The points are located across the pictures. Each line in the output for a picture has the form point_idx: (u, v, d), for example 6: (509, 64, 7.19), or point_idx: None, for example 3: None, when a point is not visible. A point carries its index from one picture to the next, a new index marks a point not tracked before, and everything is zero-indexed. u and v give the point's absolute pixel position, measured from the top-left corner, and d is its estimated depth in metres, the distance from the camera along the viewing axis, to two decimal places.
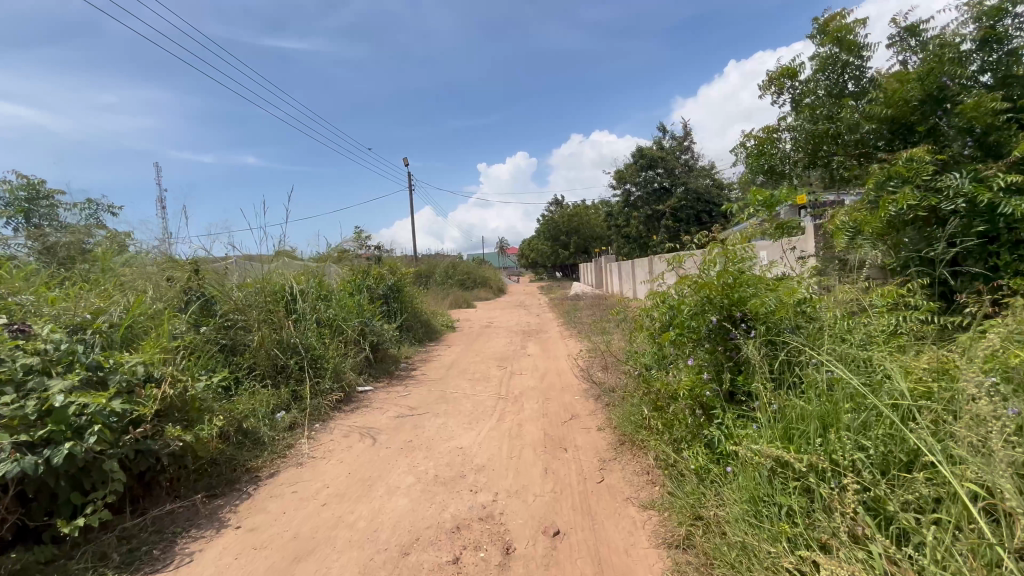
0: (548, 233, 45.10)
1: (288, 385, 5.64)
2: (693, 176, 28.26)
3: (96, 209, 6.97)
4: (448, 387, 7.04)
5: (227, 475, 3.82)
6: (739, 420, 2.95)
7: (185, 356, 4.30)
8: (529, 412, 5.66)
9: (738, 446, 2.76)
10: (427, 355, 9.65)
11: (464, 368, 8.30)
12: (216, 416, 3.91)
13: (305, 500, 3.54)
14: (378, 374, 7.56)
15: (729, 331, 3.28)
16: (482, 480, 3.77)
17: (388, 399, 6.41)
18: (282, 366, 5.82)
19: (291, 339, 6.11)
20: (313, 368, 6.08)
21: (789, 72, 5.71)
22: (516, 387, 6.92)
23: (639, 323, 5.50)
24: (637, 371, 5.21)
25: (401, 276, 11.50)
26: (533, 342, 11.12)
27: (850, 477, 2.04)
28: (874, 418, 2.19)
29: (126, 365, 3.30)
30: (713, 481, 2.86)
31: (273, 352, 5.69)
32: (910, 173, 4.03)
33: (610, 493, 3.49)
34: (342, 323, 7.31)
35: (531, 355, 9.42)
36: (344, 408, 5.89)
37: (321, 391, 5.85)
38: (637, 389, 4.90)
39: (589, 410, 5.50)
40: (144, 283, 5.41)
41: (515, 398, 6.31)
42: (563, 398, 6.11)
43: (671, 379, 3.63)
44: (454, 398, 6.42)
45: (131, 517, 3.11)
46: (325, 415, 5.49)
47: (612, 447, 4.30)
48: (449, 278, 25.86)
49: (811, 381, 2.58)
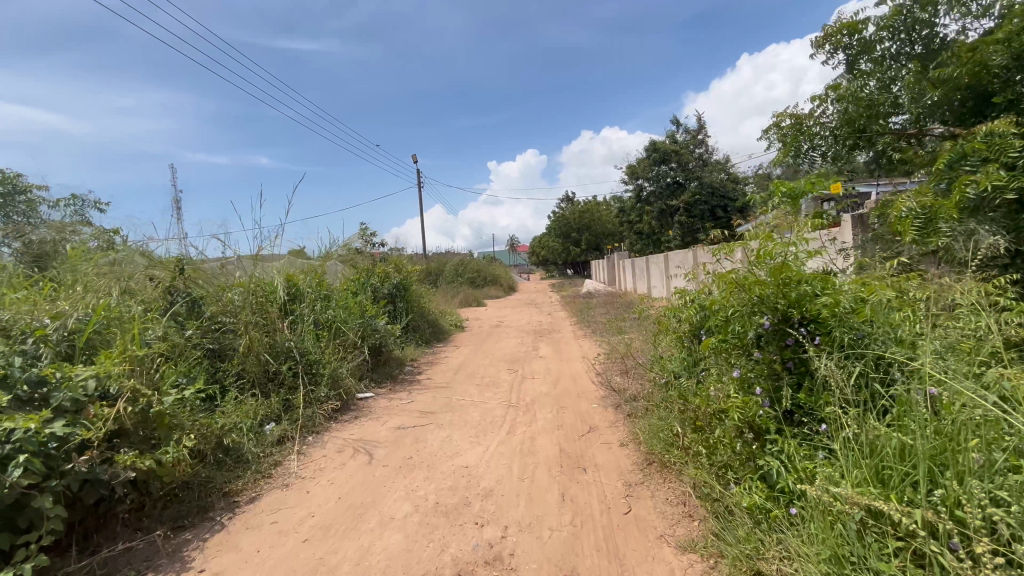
0: (559, 230, 44.44)
1: (280, 393, 5.19)
2: (709, 170, 27.42)
3: (81, 206, 6.59)
4: (455, 394, 6.54)
5: (199, 502, 3.36)
6: (804, 448, 2.41)
7: (156, 366, 3.85)
8: (542, 423, 5.14)
9: (808, 485, 2.21)
10: (434, 357, 9.18)
11: (472, 372, 7.80)
12: (188, 434, 3.45)
13: (285, 535, 3.06)
14: (380, 379, 7.09)
15: (786, 336, 2.74)
16: (489, 510, 3.26)
17: (389, 407, 5.93)
18: (273, 372, 5.37)
19: (286, 343, 5.68)
20: (308, 374, 5.63)
21: (853, 24, 5.11)
22: (528, 393, 6.40)
23: (665, 325, 4.95)
24: (663, 379, 4.66)
25: (408, 274, 11.03)
26: (546, 343, 10.60)
27: (990, 546, 1.48)
28: (1014, 462, 1.62)
29: (74, 379, 2.84)
30: (773, 525, 2.31)
31: (265, 358, 5.25)
32: (992, 150, 3.43)
33: (640, 529, 2.96)
34: (342, 324, 6.86)
35: (543, 357, 8.90)
36: (341, 418, 5.42)
37: (316, 399, 5.40)
38: (665, 400, 4.34)
39: (609, 421, 4.96)
40: (122, 284, 4.98)
41: (527, 406, 5.80)
42: (579, 407, 5.58)
43: (713, 394, 3.09)
44: (461, 405, 5.92)
45: (77, 559, 2.66)
46: (319, 426, 5.02)
47: (639, 468, 3.76)
48: (459, 277, 25.40)
49: (904, 405, 2.03)
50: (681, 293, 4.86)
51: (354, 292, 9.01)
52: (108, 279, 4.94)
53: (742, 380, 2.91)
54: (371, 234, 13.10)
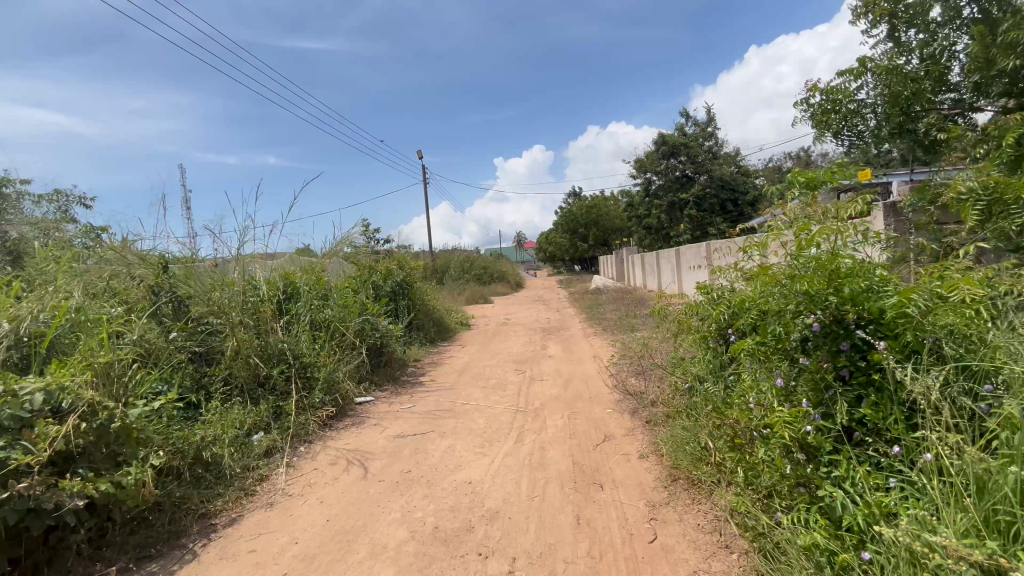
0: (566, 225, 43.87)
1: (271, 399, 4.84)
2: (720, 162, 26.76)
3: (66, 202, 6.29)
4: (459, 397, 6.15)
5: (171, 527, 3.02)
6: (875, 477, 2.00)
7: (128, 374, 3.52)
8: (553, 430, 4.76)
9: (886, 526, 1.80)
10: (438, 357, 8.80)
11: (478, 373, 7.41)
12: (158, 451, 3.11)
13: (263, 568, 2.70)
14: (381, 382, 6.73)
15: (839, 340, 2.29)
16: (494, 538, 2.88)
17: (388, 412, 5.56)
18: (264, 377, 5.03)
19: (279, 344, 5.34)
20: (302, 378, 5.28)
21: None
22: (536, 397, 6.00)
23: (687, 324, 4.53)
24: (686, 384, 4.24)
25: (411, 271, 10.66)
26: (554, 342, 10.21)
27: None
28: None
29: (18, 395, 2.51)
30: (841, 571, 1.91)
31: (255, 361, 4.90)
32: None
33: (669, 562, 2.56)
34: (340, 323, 6.50)
35: (552, 357, 8.51)
36: (337, 425, 5.07)
37: (310, 405, 5.05)
38: (692, 406, 3.93)
39: (625, 429, 4.56)
40: (101, 284, 4.66)
41: (535, 411, 5.41)
42: (591, 413, 5.18)
43: (752, 407, 2.68)
44: (465, 410, 5.55)
45: None
46: (312, 436, 4.66)
47: (664, 486, 3.35)
48: (465, 274, 25.04)
49: (1016, 430, 1.62)
50: (703, 289, 4.44)
51: (354, 291, 8.65)
52: (87, 278, 4.60)
53: (786, 391, 2.48)
54: (373, 231, 12.72)
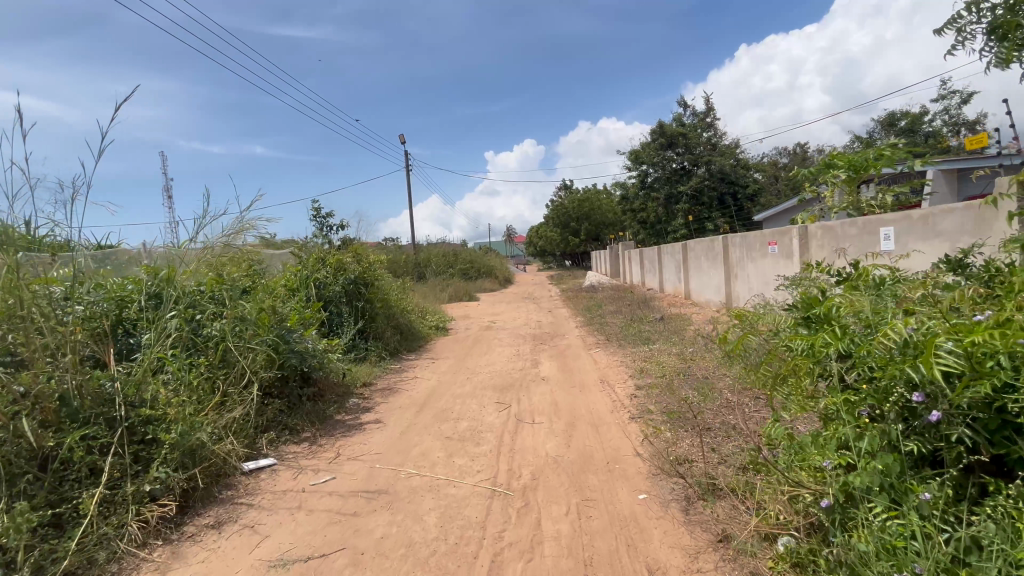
0: (557, 218, 41.83)
1: (47, 497, 2.70)
2: (720, 153, 24.77)
3: None
4: (409, 455, 4.07)
5: None
6: None
7: None
8: (552, 550, 2.72)
9: None
10: (396, 379, 6.69)
11: (444, 409, 5.32)
12: None
13: None
14: (299, 427, 4.62)
15: None
16: None
17: (286, 490, 3.44)
18: (49, 453, 2.86)
19: (106, 387, 3.25)
20: (136, 445, 3.16)
21: None
22: (525, 460, 3.93)
23: (805, 373, 2.57)
24: (815, 493, 2.23)
25: (370, 265, 8.49)
26: (545, 356, 8.17)
27: None
28: None
29: None
30: None
31: (28, 426, 2.75)
32: None
33: None
34: (236, 344, 4.37)
35: (545, 381, 6.43)
36: (185, 526, 2.98)
37: (136, 496, 2.94)
38: (858, 558, 1.95)
39: (684, 558, 2.56)
40: None
41: (522, 496, 3.35)
42: (615, 506, 3.16)
43: None
44: (411, 488, 3.48)
45: None
46: (112, 569, 2.57)
47: None
48: (447, 267, 22.94)
49: None
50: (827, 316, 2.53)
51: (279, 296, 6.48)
52: None
53: None
54: (328, 216, 10.52)
